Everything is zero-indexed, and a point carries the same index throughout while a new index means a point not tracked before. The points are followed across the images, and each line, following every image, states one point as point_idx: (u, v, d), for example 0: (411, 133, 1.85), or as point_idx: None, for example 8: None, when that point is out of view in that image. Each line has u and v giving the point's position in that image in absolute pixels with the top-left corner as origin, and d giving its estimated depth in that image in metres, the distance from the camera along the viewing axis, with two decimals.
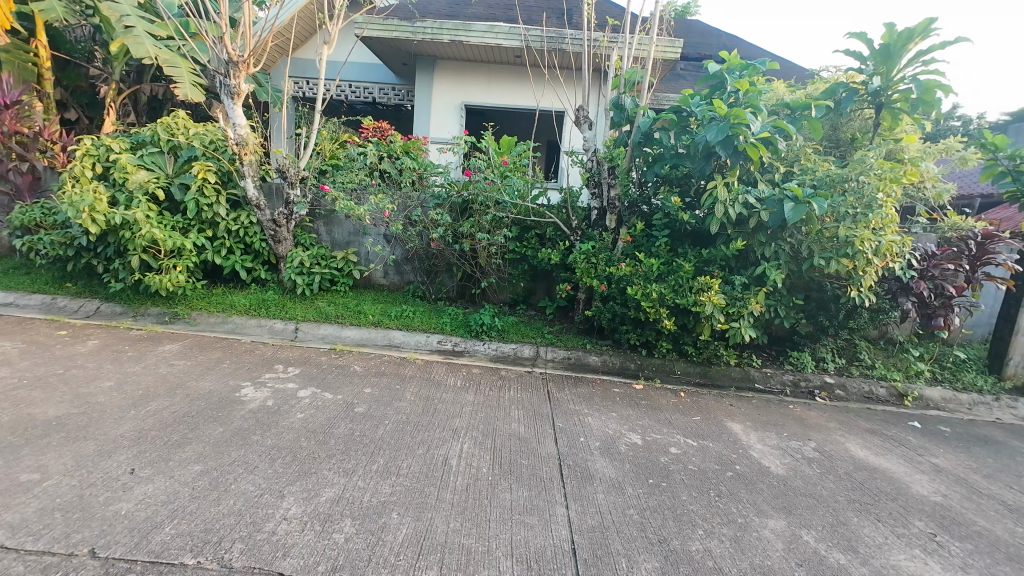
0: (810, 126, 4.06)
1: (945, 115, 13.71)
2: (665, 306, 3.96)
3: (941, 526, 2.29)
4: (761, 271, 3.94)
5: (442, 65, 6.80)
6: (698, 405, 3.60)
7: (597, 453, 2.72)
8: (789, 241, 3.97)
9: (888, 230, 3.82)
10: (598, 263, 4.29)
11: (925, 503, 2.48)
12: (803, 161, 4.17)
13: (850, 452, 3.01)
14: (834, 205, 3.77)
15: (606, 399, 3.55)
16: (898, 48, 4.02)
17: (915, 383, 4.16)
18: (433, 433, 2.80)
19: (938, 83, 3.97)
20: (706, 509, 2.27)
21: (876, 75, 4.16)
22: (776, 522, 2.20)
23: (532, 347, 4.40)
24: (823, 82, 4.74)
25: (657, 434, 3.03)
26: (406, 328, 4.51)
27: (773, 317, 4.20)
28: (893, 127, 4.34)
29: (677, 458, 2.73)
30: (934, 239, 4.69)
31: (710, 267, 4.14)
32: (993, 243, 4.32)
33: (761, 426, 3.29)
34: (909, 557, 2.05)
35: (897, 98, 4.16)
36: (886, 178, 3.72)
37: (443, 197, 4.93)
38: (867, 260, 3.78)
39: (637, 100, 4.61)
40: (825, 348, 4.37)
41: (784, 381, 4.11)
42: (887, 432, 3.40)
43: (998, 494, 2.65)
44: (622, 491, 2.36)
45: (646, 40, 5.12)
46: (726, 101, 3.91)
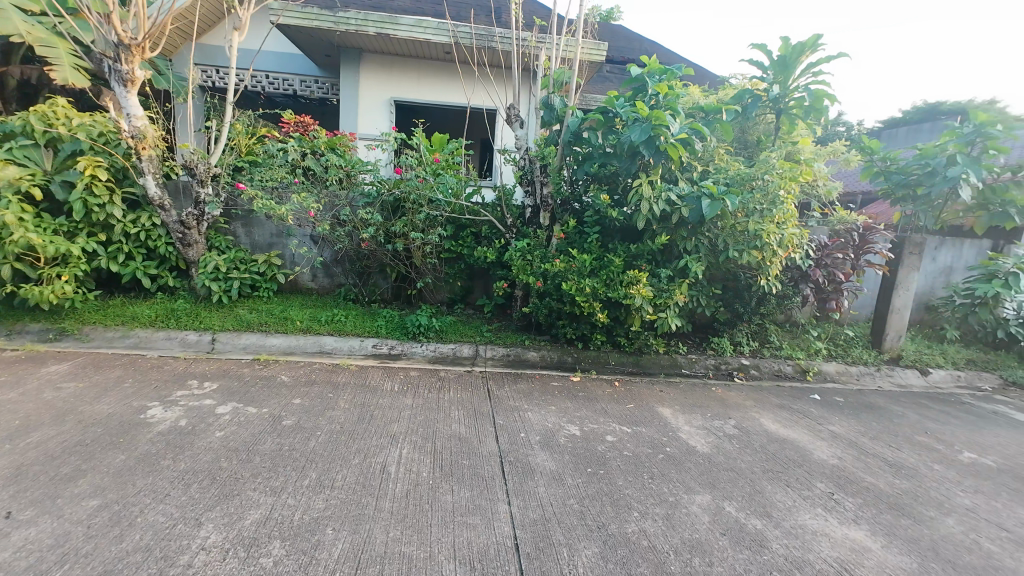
0: (722, 128, 4.39)
1: (833, 121, 15.60)
2: (597, 300, 4.10)
3: (837, 486, 2.58)
4: (683, 264, 4.22)
5: (368, 58, 6.54)
6: (632, 393, 3.78)
7: (537, 447, 2.76)
8: (707, 235, 4.27)
9: (789, 224, 4.20)
10: (533, 260, 4.38)
11: (825, 467, 2.79)
12: (717, 161, 4.50)
13: (764, 426, 3.31)
14: (744, 201, 4.11)
15: (545, 393, 3.62)
16: (792, 60, 4.49)
17: (815, 360, 4.67)
18: (370, 441, 2.70)
19: (826, 92, 4.47)
20: (641, 491, 2.38)
21: (775, 84, 4.61)
22: (702, 497, 2.36)
23: (471, 346, 4.36)
24: (732, 88, 5.16)
25: (594, 424, 3.14)
26: (338, 333, 4.29)
27: (695, 306, 4.51)
28: (792, 131, 4.80)
29: (613, 445, 2.84)
30: (827, 232, 5.20)
31: (638, 261, 4.36)
32: (871, 234, 4.97)
33: (688, 409, 3.51)
34: (813, 516, 2.29)
35: (793, 105, 4.62)
36: (786, 177, 4.13)
37: (373, 196, 4.76)
38: (773, 251, 4.16)
39: (566, 101, 4.72)
40: (741, 333, 4.75)
41: (706, 365, 4.44)
42: (794, 406, 3.78)
43: (881, 453, 3.04)
44: (563, 482, 2.42)
45: (574, 42, 5.27)
46: (648, 103, 4.12)
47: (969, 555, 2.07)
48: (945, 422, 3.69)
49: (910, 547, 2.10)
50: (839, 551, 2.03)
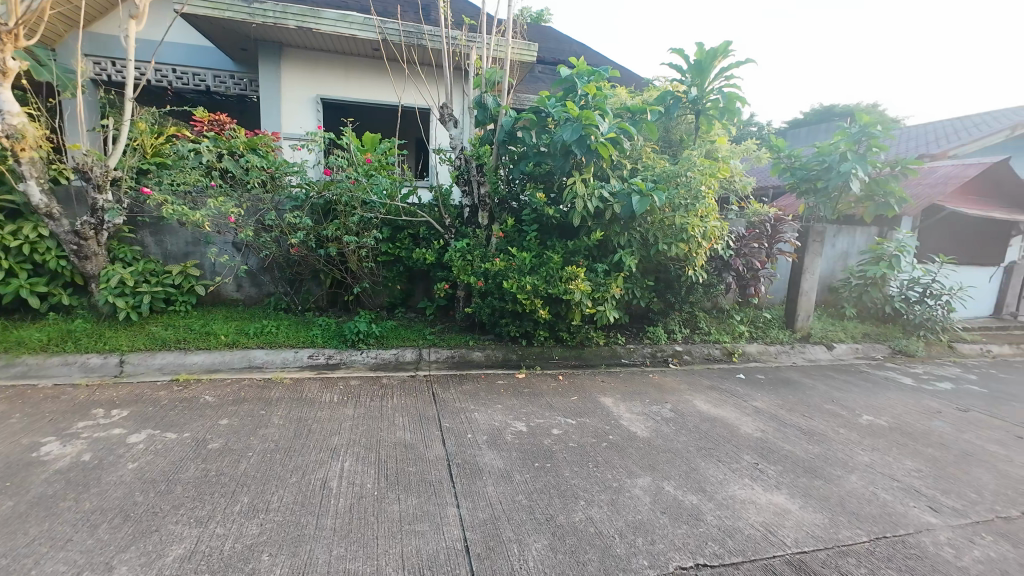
0: (648, 128, 4.63)
1: (745, 122, 16.96)
2: (538, 297, 4.16)
3: (761, 456, 2.81)
4: (618, 258, 4.40)
5: (290, 52, 6.18)
6: (575, 385, 3.90)
7: (485, 447, 2.76)
8: (638, 230, 4.48)
9: (711, 217, 4.50)
10: (473, 260, 4.37)
11: (751, 440, 3.03)
12: (644, 159, 4.73)
13: (696, 407, 3.54)
14: (670, 197, 4.35)
15: (490, 392, 3.62)
16: (708, 65, 4.84)
17: (739, 342, 5.07)
18: (308, 457, 2.56)
19: (737, 95, 4.86)
20: (587, 480, 2.46)
21: (693, 86, 4.96)
22: (643, 480, 2.48)
23: (414, 350, 4.26)
24: (655, 89, 5.45)
25: (540, 419, 3.19)
26: (269, 346, 4.02)
27: (631, 298, 4.72)
28: (709, 131, 5.15)
29: (559, 438, 2.91)
30: (744, 224, 5.57)
31: (576, 257, 4.48)
32: (782, 225, 5.42)
33: (628, 397, 3.68)
34: (741, 486, 2.48)
35: (710, 106, 4.97)
36: (706, 173, 4.42)
37: (301, 198, 4.46)
38: (698, 243, 4.43)
39: (499, 100, 4.74)
40: (673, 321, 5.04)
41: (644, 353, 4.67)
42: (723, 386, 4.07)
43: (797, 422, 3.36)
44: (511, 479, 2.43)
45: (504, 42, 5.30)
46: (578, 103, 4.25)
47: (869, 505, 2.34)
48: (847, 390, 4.14)
49: (823, 505, 2.33)
50: (764, 515, 2.21)
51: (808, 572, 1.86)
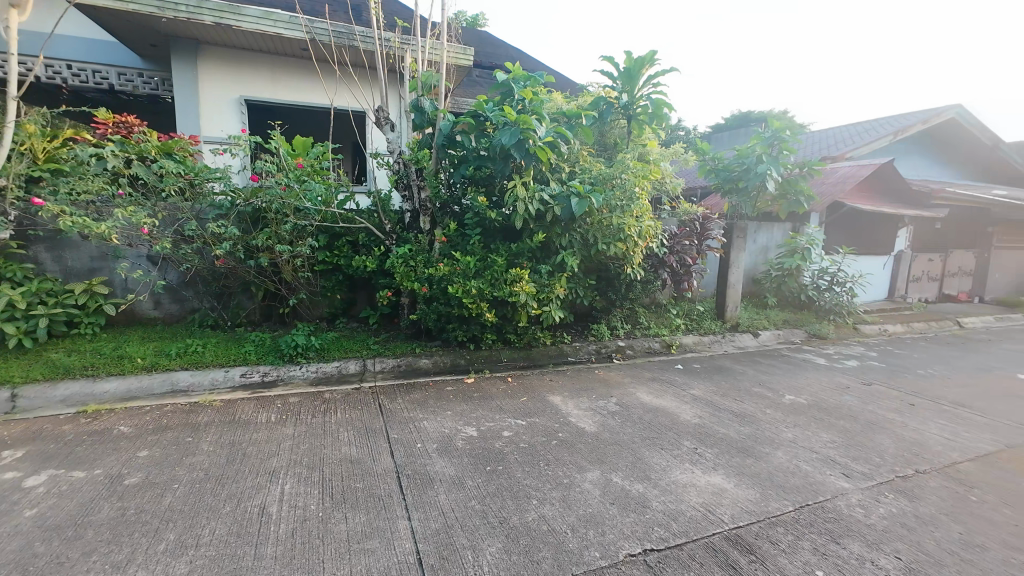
0: (584, 132, 4.78)
1: (673, 126, 18.00)
2: (484, 300, 4.16)
3: (699, 441, 2.99)
4: (561, 259, 4.50)
5: (208, 50, 5.76)
6: (524, 386, 3.93)
7: (435, 455, 2.71)
8: (578, 231, 4.61)
9: (645, 217, 4.73)
10: (417, 266, 4.30)
11: (690, 426, 3.21)
12: (581, 162, 4.88)
13: (639, 399, 3.70)
14: (607, 199, 4.51)
15: (439, 400, 3.57)
16: (636, 72, 5.07)
17: (676, 335, 5.35)
18: (244, 483, 2.39)
19: (665, 101, 5.14)
20: (538, 479, 2.48)
21: (624, 92, 5.18)
22: (593, 474, 2.55)
23: (358, 361, 4.11)
24: (589, 95, 5.64)
25: (490, 422, 3.19)
26: (194, 367, 3.71)
27: (575, 297, 4.85)
28: (641, 134, 5.40)
29: (509, 440, 2.92)
30: (676, 223, 5.92)
31: (520, 259, 4.53)
32: (709, 223, 5.82)
33: (575, 394, 3.77)
34: (683, 471, 2.61)
35: (641, 112, 5.24)
36: (639, 176, 4.64)
37: (226, 207, 4.21)
38: (635, 242, 4.64)
39: (436, 104, 4.70)
40: (615, 317, 5.24)
41: (589, 350, 4.80)
42: (663, 377, 4.29)
43: (730, 406, 3.60)
44: (462, 486, 2.40)
45: (439, 45, 5.26)
46: (515, 107, 4.31)
47: (794, 477, 2.56)
48: (772, 373, 4.51)
49: (755, 481, 2.52)
50: (704, 497, 2.35)
51: (745, 545, 2.00)
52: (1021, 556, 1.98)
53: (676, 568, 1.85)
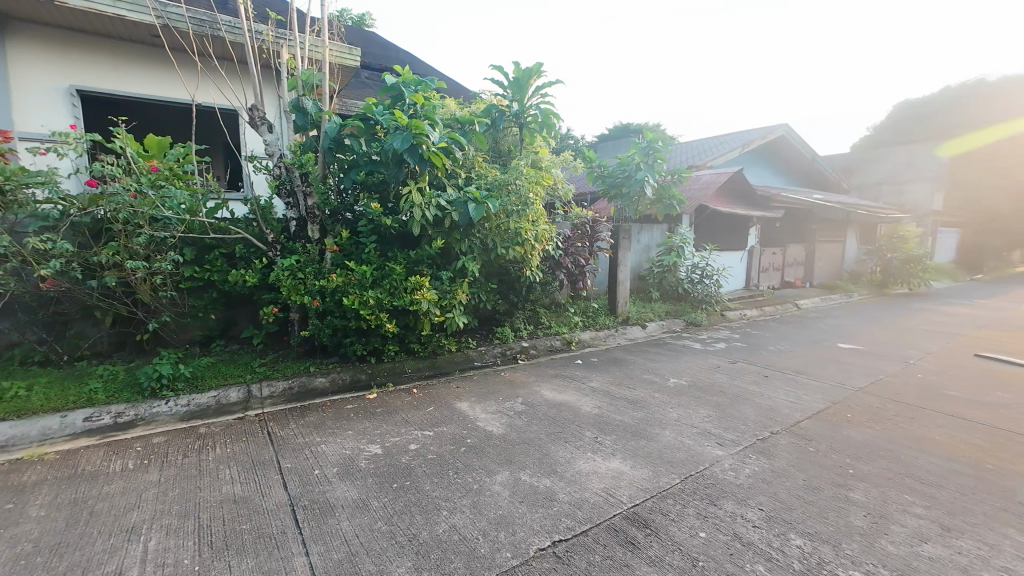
0: (478, 139, 4.85)
1: (563, 135, 19.07)
2: (384, 310, 3.99)
3: (599, 430, 3.19)
4: (461, 265, 4.50)
5: (20, 27, 4.74)
6: (430, 395, 3.85)
7: (335, 480, 2.52)
8: (477, 236, 4.65)
9: (540, 221, 4.94)
10: (306, 278, 3.99)
11: (591, 417, 3.41)
12: (477, 168, 4.95)
13: (544, 396, 3.83)
14: (503, 204, 4.61)
15: (339, 420, 3.33)
16: (524, 83, 5.37)
17: (575, 332, 5.67)
18: (93, 548, 1.99)
19: (553, 112, 5.43)
20: (448, 489, 2.44)
21: (515, 101, 5.43)
22: (502, 475, 2.58)
23: (241, 388, 3.66)
24: (482, 102, 5.75)
25: (395, 437, 3.07)
26: (16, 415, 3.00)
27: (478, 302, 4.87)
28: (533, 142, 5.63)
29: (417, 453, 2.83)
30: (569, 226, 6.29)
31: (420, 267, 4.43)
32: (598, 226, 6.26)
33: (482, 398, 3.78)
34: (586, 460, 2.76)
35: (531, 120, 5.46)
36: (532, 181, 4.83)
37: (54, 218, 3.50)
38: (532, 246, 4.81)
39: (320, 105, 4.42)
40: (519, 319, 5.38)
41: (494, 354, 4.86)
42: (565, 373, 4.51)
43: (624, 394, 3.90)
44: (367, 508, 2.27)
45: (320, 43, 4.96)
46: (407, 111, 4.22)
47: (679, 452, 2.85)
48: (658, 360, 4.99)
49: (648, 460, 2.75)
50: (605, 481, 2.51)
51: (642, 521, 2.17)
52: (846, 491, 2.44)
53: (583, 554, 1.94)
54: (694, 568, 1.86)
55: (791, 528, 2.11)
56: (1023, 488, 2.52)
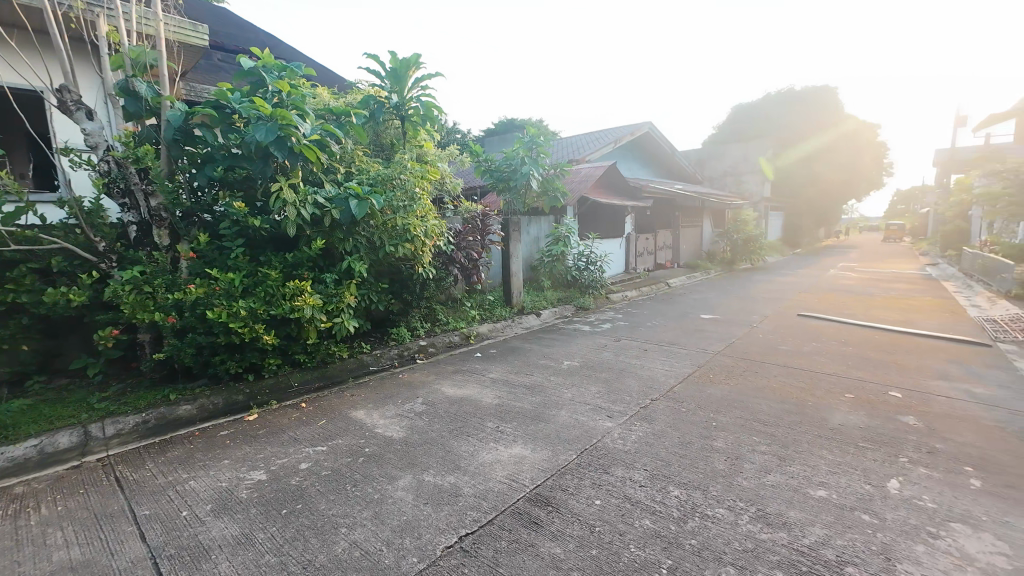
0: (355, 131, 4.58)
1: (449, 129, 18.89)
2: (259, 321, 3.59)
3: (501, 419, 3.26)
4: (347, 266, 4.23)
5: None
6: (322, 408, 3.58)
7: (210, 518, 2.22)
8: (363, 234, 4.41)
9: (429, 217, 4.82)
10: (156, 292, 3.42)
11: (492, 408, 3.47)
12: (358, 163, 4.70)
13: (444, 393, 3.81)
14: (388, 199, 4.42)
15: (212, 449, 2.93)
16: (403, 74, 5.19)
17: (473, 326, 5.72)
18: None
19: (435, 105, 5.32)
20: (346, 504, 2.29)
21: (394, 93, 5.24)
22: (404, 480, 2.50)
23: (75, 430, 2.97)
24: (359, 93, 5.45)
25: (282, 458, 2.80)
26: None
27: (369, 304, 4.63)
28: (416, 136, 5.49)
29: (308, 472, 2.61)
30: (460, 220, 6.29)
31: (300, 270, 4.06)
32: (488, 219, 6.35)
33: (380, 403, 3.63)
34: (489, 450, 2.81)
35: (412, 113, 5.29)
36: (418, 176, 4.70)
37: None
38: (423, 242, 4.68)
39: (157, 89, 3.78)
40: (415, 318, 5.23)
41: (391, 356, 4.69)
42: (465, 367, 4.53)
43: (522, 382, 4.04)
44: (251, 543, 2.03)
45: (153, 16, 4.24)
46: (270, 100, 3.83)
47: (574, 430, 3.04)
48: (552, 346, 5.26)
49: (546, 442, 2.89)
50: (507, 468, 2.58)
51: (543, 500, 2.28)
52: (710, 441, 2.83)
53: (489, 543, 1.98)
54: (592, 533, 2.01)
55: (670, 481, 2.39)
56: (831, 416, 3.17)
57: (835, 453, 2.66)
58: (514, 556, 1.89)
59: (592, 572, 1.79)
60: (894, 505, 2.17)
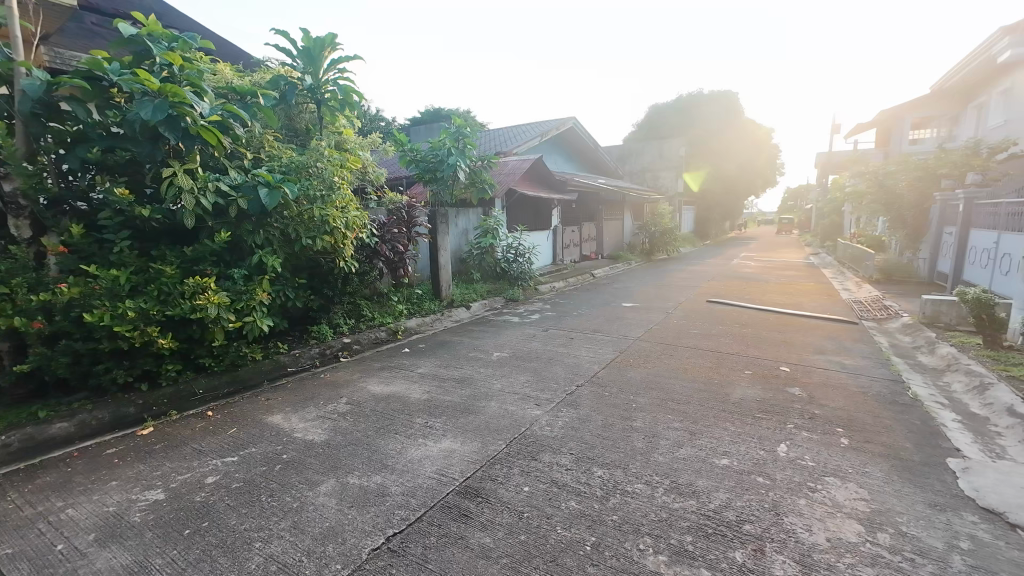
0: (264, 114, 4.21)
1: (371, 115, 18.01)
2: (153, 323, 3.20)
3: (429, 414, 3.21)
4: (257, 260, 3.89)
5: None
6: (232, 415, 3.28)
7: (96, 548, 1.95)
8: (275, 226, 4.08)
9: (351, 208, 4.54)
10: (16, 293, 2.92)
11: (420, 404, 3.40)
12: (267, 148, 4.33)
13: (370, 391, 3.67)
14: (303, 188, 4.12)
15: (96, 471, 2.57)
16: (317, 54, 4.85)
17: (401, 321, 5.55)
18: None
19: (353, 89, 5.03)
20: (260, 517, 2.13)
21: (307, 74, 4.87)
22: (327, 485, 2.38)
23: None
24: (268, 72, 5.00)
25: (185, 473, 2.53)
26: None
27: (285, 301, 4.30)
28: (334, 122, 5.17)
29: (216, 486, 2.38)
30: (384, 212, 6.06)
31: (201, 266, 3.67)
32: (415, 211, 6.13)
33: (300, 406, 3.41)
34: (417, 447, 2.76)
35: (329, 97, 4.97)
36: (337, 164, 4.42)
37: None
38: (344, 234, 4.41)
39: (9, 53, 3.19)
40: (338, 315, 4.96)
41: (312, 355, 4.42)
42: (392, 363, 4.39)
43: (452, 375, 4.01)
44: (147, 571, 1.82)
45: None
46: (158, 74, 3.39)
47: (503, 420, 3.08)
48: (482, 338, 5.27)
49: (476, 434, 2.89)
50: (436, 463, 2.55)
51: (473, 492, 2.29)
52: (630, 422, 3.01)
53: (418, 540, 1.94)
54: (520, 520, 2.05)
55: (594, 463, 2.51)
56: (733, 392, 3.51)
57: (736, 424, 2.95)
58: (443, 551, 1.88)
59: (521, 557, 1.83)
60: (782, 466, 2.46)
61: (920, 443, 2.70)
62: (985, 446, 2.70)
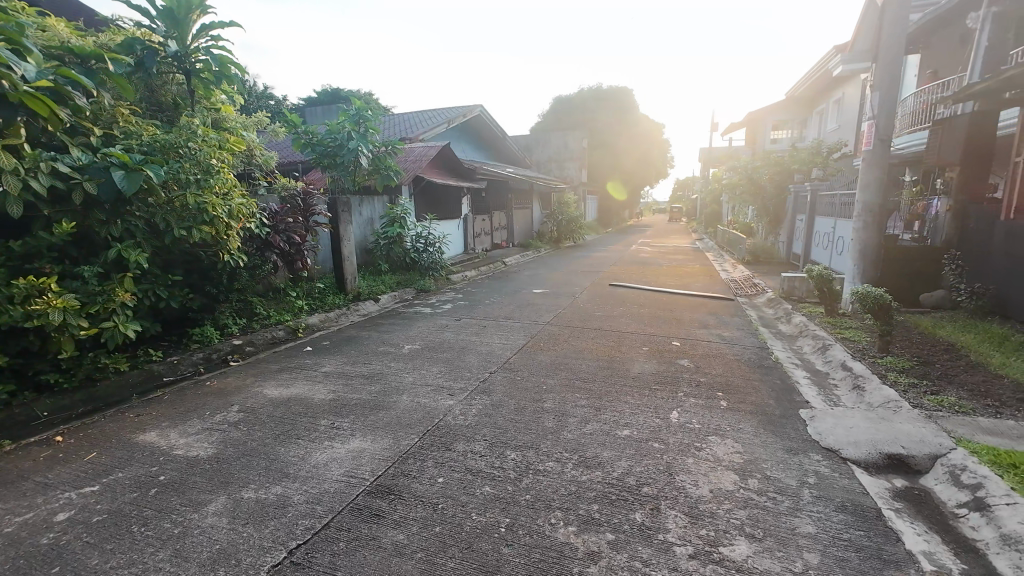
0: (114, 82, 3.57)
1: (258, 92, 16.21)
2: None
3: (336, 415, 3.02)
4: (115, 255, 3.33)
5: None
6: (90, 438, 2.79)
7: None
8: (137, 215, 3.52)
9: (234, 194, 4.05)
10: None
11: (325, 404, 3.20)
12: (122, 123, 3.69)
13: (266, 396, 3.36)
14: (171, 171, 3.59)
15: None
16: (183, 18, 4.24)
17: (301, 318, 5.14)
18: None
19: (230, 60, 4.45)
20: (132, 550, 1.85)
21: (171, 39, 4.21)
22: (217, 503, 2.14)
23: None
24: (119, 32, 4.24)
25: (26, 512, 2.10)
26: None
27: (155, 301, 3.74)
28: (209, 96, 4.56)
29: (72, 523, 2.02)
30: (276, 199, 5.52)
31: (37, 263, 3.05)
32: (311, 198, 5.64)
33: (180, 420, 3.01)
34: (322, 450, 2.59)
35: (201, 68, 4.37)
36: (214, 145, 3.90)
37: None
38: (226, 224, 3.94)
39: None
40: (224, 314, 4.45)
41: (194, 361, 3.91)
42: (292, 364, 4.06)
43: (359, 372, 3.82)
44: None
45: None
46: None
47: (415, 413, 3.01)
48: (391, 331, 5.08)
49: (387, 430, 2.79)
50: (344, 465, 2.42)
51: (384, 490, 2.21)
52: (541, 404, 3.12)
53: (325, 548, 1.83)
54: (435, 512, 2.03)
55: (507, 447, 2.56)
56: (632, 368, 3.80)
57: (635, 397, 3.21)
58: (354, 555, 1.79)
59: (436, 549, 1.81)
60: (674, 431, 2.72)
61: (780, 399, 3.17)
62: (826, 396, 3.25)
